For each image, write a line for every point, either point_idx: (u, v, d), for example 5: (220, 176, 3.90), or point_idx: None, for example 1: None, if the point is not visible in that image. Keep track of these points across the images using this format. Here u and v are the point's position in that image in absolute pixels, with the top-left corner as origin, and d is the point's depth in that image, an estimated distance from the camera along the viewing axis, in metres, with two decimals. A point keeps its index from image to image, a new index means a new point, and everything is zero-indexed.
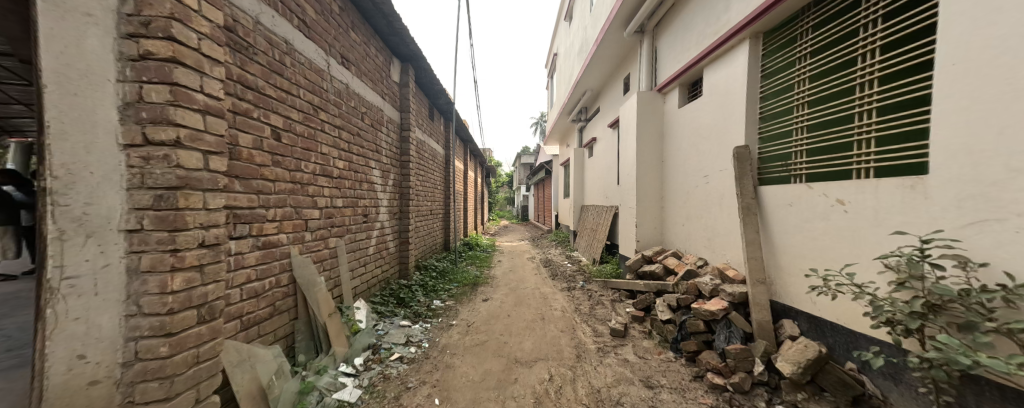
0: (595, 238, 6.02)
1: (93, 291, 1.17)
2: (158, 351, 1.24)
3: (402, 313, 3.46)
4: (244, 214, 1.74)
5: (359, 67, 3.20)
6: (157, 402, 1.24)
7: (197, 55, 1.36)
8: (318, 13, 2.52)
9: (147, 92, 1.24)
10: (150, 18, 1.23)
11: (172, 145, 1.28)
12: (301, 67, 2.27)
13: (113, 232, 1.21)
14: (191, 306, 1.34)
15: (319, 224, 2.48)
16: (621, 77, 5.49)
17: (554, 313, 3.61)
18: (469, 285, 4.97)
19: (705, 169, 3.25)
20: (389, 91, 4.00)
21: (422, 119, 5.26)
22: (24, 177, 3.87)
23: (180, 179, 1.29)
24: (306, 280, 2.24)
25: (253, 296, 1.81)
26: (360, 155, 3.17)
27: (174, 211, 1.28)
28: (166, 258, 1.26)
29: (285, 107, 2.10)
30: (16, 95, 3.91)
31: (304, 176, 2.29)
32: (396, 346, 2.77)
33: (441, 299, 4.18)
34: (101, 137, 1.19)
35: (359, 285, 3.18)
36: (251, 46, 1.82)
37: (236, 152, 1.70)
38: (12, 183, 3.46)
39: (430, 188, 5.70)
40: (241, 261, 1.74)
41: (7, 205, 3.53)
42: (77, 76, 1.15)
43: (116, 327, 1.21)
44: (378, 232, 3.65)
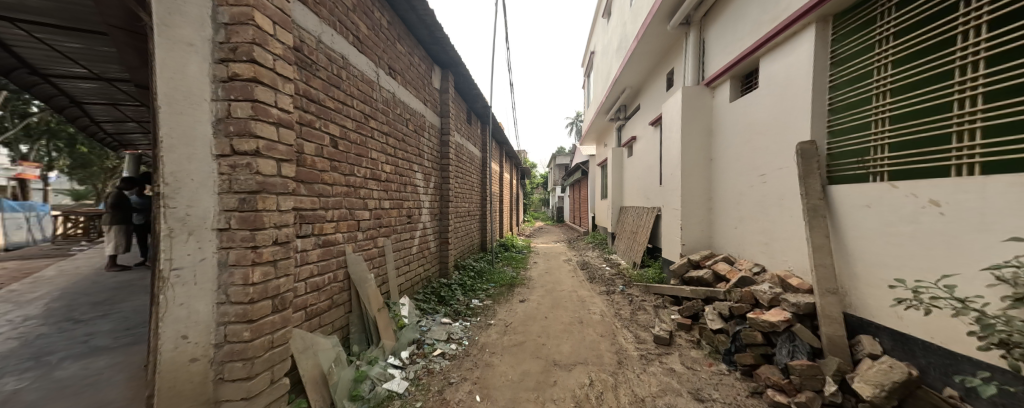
0: (636, 241, 5.79)
1: (192, 281, 1.36)
2: (242, 335, 1.41)
3: (442, 311, 3.60)
4: (308, 215, 1.92)
5: (404, 77, 3.39)
6: (241, 380, 1.41)
7: (272, 74, 1.53)
8: (370, 28, 2.72)
9: (234, 109, 1.42)
10: (236, 44, 1.42)
11: (253, 154, 1.45)
12: (355, 79, 2.46)
13: (208, 231, 1.40)
14: (267, 296, 1.50)
15: (369, 225, 2.67)
16: (664, 72, 5.25)
17: (592, 317, 3.54)
18: (505, 286, 5.04)
19: (761, 168, 3.00)
20: (430, 98, 4.18)
21: (460, 123, 5.43)
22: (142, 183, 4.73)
23: (259, 184, 1.47)
24: (360, 276, 2.42)
25: (315, 289, 1.99)
26: (404, 159, 3.36)
27: (254, 213, 1.45)
28: (248, 253, 1.43)
29: (341, 117, 2.29)
30: (131, 114, 4.69)
31: (357, 180, 2.48)
32: (438, 342, 2.89)
33: (479, 299, 4.28)
34: (199, 149, 1.39)
35: (404, 282, 3.36)
36: (314, 63, 2.01)
37: (302, 159, 1.88)
38: (121, 185, 4.33)
39: (468, 190, 5.85)
40: (306, 257, 1.92)
41: (121, 204, 4.38)
42: (182, 96, 1.35)
43: (210, 312, 1.40)
44: (421, 232, 3.83)
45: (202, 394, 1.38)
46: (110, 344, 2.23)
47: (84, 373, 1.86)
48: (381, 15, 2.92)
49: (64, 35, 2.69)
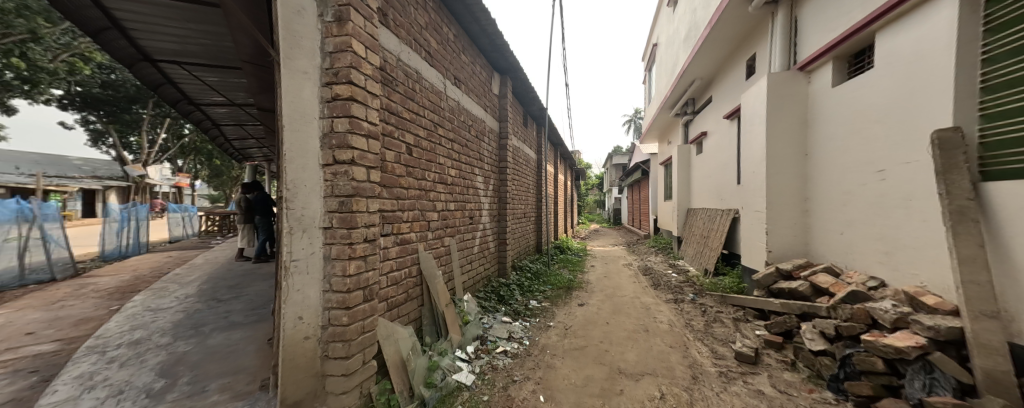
0: (708, 246, 5.27)
1: (306, 271, 1.61)
2: (341, 319, 1.63)
3: (503, 310, 3.70)
4: (390, 216, 2.13)
5: (467, 85, 3.57)
6: (341, 359, 1.63)
7: (364, 92, 1.75)
8: (439, 43, 2.93)
9: (336, 124, 1.65)
10: (338, 69, 1.66)
11: (350, 162, 1.67)
12: (426, 91, 2.67)
13: (316, 229, 1.65)
14: (360, 287, 1.71)
15: (437, 225, 2.87)
16: (743, 59, 4.71)
17: (659, 326, 3.31)
18: (563, 289, 4.98)
19: (879, 162, 2.52)
20: (490, 103, 4.34)
21: (517, 126, 5.53)
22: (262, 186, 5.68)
23: (354, 189, 1.68)
24: (430, 273, 2.60)
25: (395, 283, 2.20)
26: (467, 163, 3.53)
27: (350, 213, 1.66)
28: (346, 249, 1.65)
29: (415, 127, 2.51)
30: (252, 132, 5.72)
31: (427, 184, 2.68)
32: (500, 339, 2.99)
33: (536, 300, 4.32)
34: (311, 159, 1.64)
35: (467, 280, 3.53)
36: (394, 79, 2.23)
37: (386, 166, 2.10)
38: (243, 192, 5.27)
39: (524, 192, 5.93)
40: (388, 254, 2.13)
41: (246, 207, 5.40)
42: (300, 117, 1.61)
43: (319, 298, 1.65)
44: (481, 233, 3.98)
45: (313, 367, 1.62)
46: (242, 320, 2.75)
47: (227, 343, 2.32)
48: (448, 29, 3.12)
49: (211, 71, 3.39)
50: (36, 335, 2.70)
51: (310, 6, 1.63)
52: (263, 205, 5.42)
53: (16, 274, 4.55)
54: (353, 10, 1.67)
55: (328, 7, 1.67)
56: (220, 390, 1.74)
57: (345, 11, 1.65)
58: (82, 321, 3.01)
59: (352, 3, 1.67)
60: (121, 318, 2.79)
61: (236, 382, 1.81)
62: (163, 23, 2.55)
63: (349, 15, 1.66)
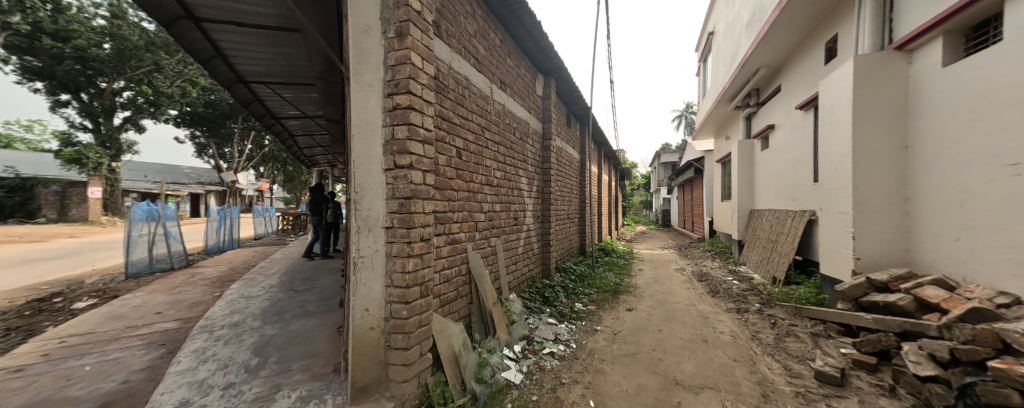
0: (777, 252, 4.74)
1: (372, 266, 1.76)
2: (401, 312, 1.74)
3: (548, 311, 3.69)
4: (442, 217, 2.24)
5: (512, 88, 3.63)
6: (401, 349, 1.74)
7: (421, 101, 1.86)
8: (486, 49, 3.02)
9: (397, 132, 1.78)
10: (398, 81, 1.79)
11: (408, 167, 1.79)
12: (474, 96, 2.76)
13: (380, 228, 1.79)
14: (417, 283, 1.82)
15: (484, 226, 2.94)
16: (821, 42, 4.17)
17: (720, 337, 3.06)
18: (610, 292, 4.82)
19: (1012, 153, 2.08)
20: (534, 105, 4.36)
21: (560, 127, 5.49)
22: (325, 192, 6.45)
23: (412, 191, 1.79)
24: (479, 273, 2.68)
25: (447, 281, 2.30)
26: (512, 165, 3.59)
27: (409, 214, 1.78)
28: (404, 247, 1.76)
29: (464, 131, 2.60)
30: (320, 141, 6.39)
31: (475, 186, 2.77)
32: (547, 341, 2.99)
33: (582, 303, 4.24)
34: (375, 164, 1.79)
35: (512, 280, 3.57)
36: (446, 86, 2.33)
37: (438, 169, 2.21)
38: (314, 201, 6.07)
39: (567, 193, 5.84)
40: (440, 252, 2.24)
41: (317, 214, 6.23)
42: (367, 127, 1.77)
43: (382, 292, 1.78)
44: (526, 234, 4.02)
45: (377, 355, 1.76)
46: (315, 310, 3.07)
47: (305, 329, 2.61)
48: (495, 35, 3.20)
49: (290, 88, 3.87)
50: (163, 314, 3.29)
51: (375, 25, 1.79)
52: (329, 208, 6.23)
53: (147, 263, 5.60)
54: (412, 25, 1.80)
55: (390, 24, 1.81)
56: (301, 370, 1.97)
57: (405, 26, 1.78)
58: (195, 305, 3.60)
59: (411, 18, 1.79)
60: (223, 303, 3.29)
61: (314, 365, 2.04)
62: (253, 50, 2.97)
63: (409, 30, 1.78)
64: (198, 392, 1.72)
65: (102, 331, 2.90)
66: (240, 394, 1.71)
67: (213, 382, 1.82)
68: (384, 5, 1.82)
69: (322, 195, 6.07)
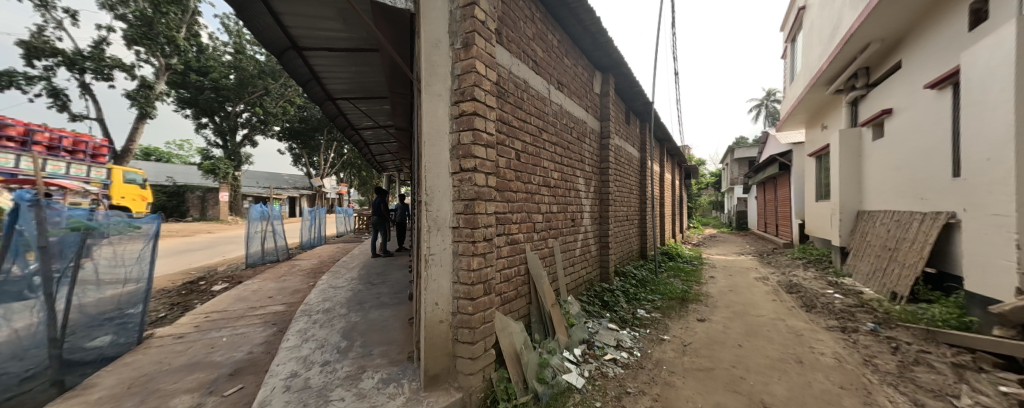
0: (898, 262, 3.91)
1: (440, 263, 1.89)
2: (467, 308, 1.84)
3: (608, 316, 3.55)
4: (503, 217, 2.29)
5: (569, 88, 3.59)
6: (468, 343, 1.83)
7: (484, 106, 1.94)
8: (544, 51, 3.03)
9: (463, 137, 1.88)
10: (463, 88, 1.90)
11: (473, 170, 1.88)
12: (533, 98, 2.79)
13: (447, 228, 1.91)
14: (481, 281, 1.90)
15: (542, 227, 2.94)
16: (963, 2, 3.35)
17: (820, 359, 2.63)
18: (677, 300, 4.48)
19: None
20: (592, 103, 4.24)
21: (619, 124, 5.26)
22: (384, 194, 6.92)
23: (476, 193, 1.87)
24: (537, 273, 2.68)
25: (508, 280, 2.34)
26: (569, 166, 3.54)
27: (473, 214, 1.87)
28: (469, 245, 1.85)
29: (523, 134, 2.63)
30: (390, 147, 7.03)
31: (533, 187, 2.79)
32: (608, 346, 2.87)
33: (645, 310, 4.01)
34: (443, 168, 1.92)
35: (570, 282, 3.51)
36: (506, 90, 2.39)
37: (499, 172, 2.26)
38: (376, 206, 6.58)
39: (626, 193, 5.56)
40: (501, 252, 2.28)
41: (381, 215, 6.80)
42: (436, 133, 1.90)
43: (450, 288, 1.90)
44: (583, 235, 3.93)
45: (446, 346, 1.88)
46: (390, 301, 3.39)
47: (383, 318, 2.90)
48: (553, 35, 3.20)
49: (367, 102, 4.34)
50: (274, 299, 3.94)
51: (444, 38, 1.92)
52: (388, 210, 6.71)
53: (260, 254, 6.76)
54: (477, 35, 1.89)
55: (457, 36, 1.93)
56: (381, 355, 2.20)
57: (471, 37, 1.88)
58: (296, 292, 4.24)
59: (476, 28, 1.88)
60: (317, 292, 3.82)
61: (392, 351, 2.25)
62: (338, 71, 3.41)
63: (474, 40, 1.87)
64: (303, 367, 2.02)
65: (232, 309, 3.57)
66: (335, 371, 1.97)
67: (315, 359, 2.13)
68: (451, 18, 1.94)
69: (383, 198, 6.67)
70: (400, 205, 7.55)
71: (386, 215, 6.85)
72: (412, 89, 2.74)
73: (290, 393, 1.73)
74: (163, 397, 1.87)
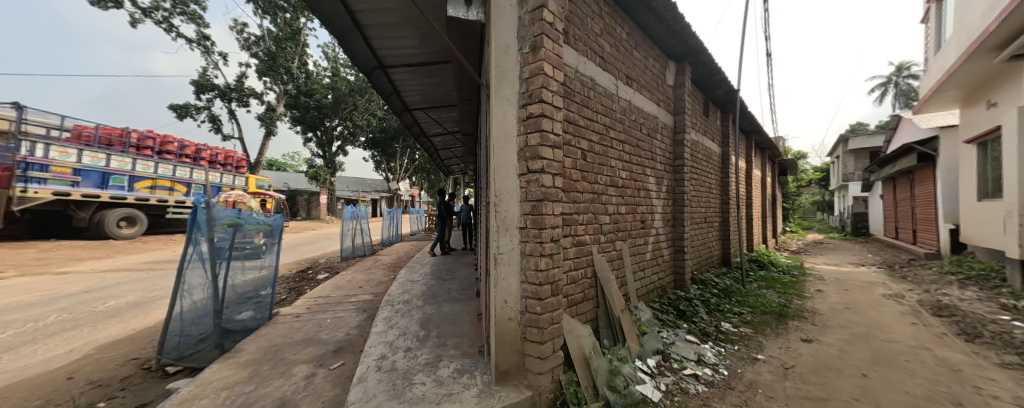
0: None
1: (509, 262, 1.94)
2: (535, 308, 1.85)
3: (685, 327, 3.24)
4: (569, 219, 2.25)
5: (639, 82, 3.38)
6: (536, 343, 1.84)
7: (551, 107, 1.94)
8: (612, 45, 2.91)
9: (531, 139, 1.90)
10: (530, 91, 1.93)
11: (540, 171, 1.88)
12: (600, 96, 2.70)
13: (514, 228, 1.96)
14: (549, 282, 1.90)
15: (609, 228, 2.82)
16: None
17: (990, 403, 2.03)
18: (771, 315, 3.88)
19: None
20: (664, 96, 3.94)
21: (697, 117, 4.78)
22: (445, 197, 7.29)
23: (542, 194, 1.88)
24: (605, 277, 2.57)
25: (574, 282, 2.29)
26: (638, 165, 3.33)
27: (540, 215, 1.87)
28: (536, 245, 1.86)
29: (590, 133, 2.55)
30: (456, 152, 7.47)
31: (600, 188, 2.69)
32: (687, 361, 2.62)
33: (731, 324, 3.57)
34: (511, 170, 1.97)
35: (640, 288, 3.30)
36: (573, 90, 2.35)
37: (566, 173, 2.23)
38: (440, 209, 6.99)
39: (705, 192, 5.04)
40: (567, 254, 2.24)
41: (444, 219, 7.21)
42: (504, 137, 1.97)
43: (518, 287, 1.94)
44: (654, 238, 3.65)
45: (514, 343, 1.93)
46: (460, 296, 3.62)
47: (454, 312, 3.10)
48: (621, 28, 3.06)
49: (439, 110, 4.68)
50: (363, 289, 4.51)
51: (513, 44, 1.98)
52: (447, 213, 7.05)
53: (351, 249, 7.79)
54: (545, 37, 1.90)
55: (526, 40, 1.97)
56: (454, 346, 2.35)
57: (539, 40, 1.90)
58: (380, 284, 4.78)
59: (544, 31, 1.90)
60: (397, 284, 4.25)
61: (463, 344, 2.39)
62: (413, 84, 3.75)
63: (542, 42, 1.89)
64: (390, 350, 2.28)
65: (333, 296, 4.19)
66: (416, 357, 2.17)
67: (399, 344, 2.37)
68: (520, 24, 1.99)
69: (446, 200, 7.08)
70: (465, 207, 7.96)
71: (449, 218, 7.27)
72: (479, 95, 2.88)
73: (381, 372, 1.97)
74: (288, 365, 2.28)
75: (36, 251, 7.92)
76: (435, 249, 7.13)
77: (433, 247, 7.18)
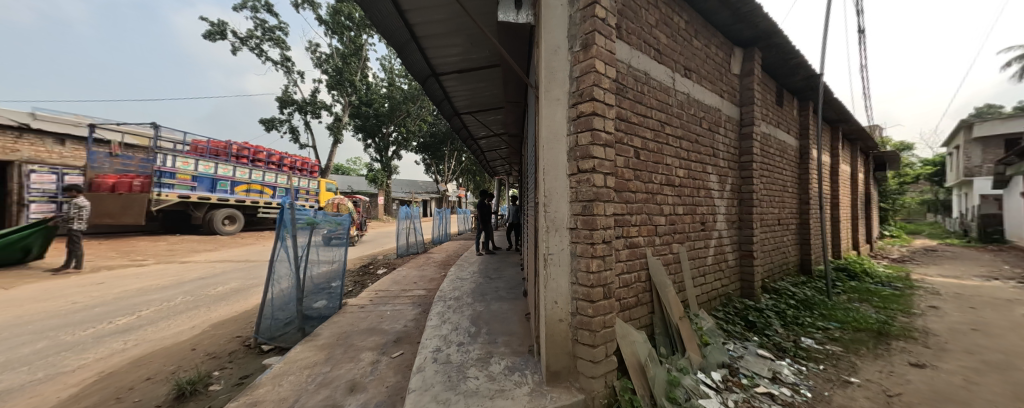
0: None
1: (559, 263, 1.93)
2: (587, 310, 1.81)
3: (755, 340, 2.93)
4: (621, 219, 2.16)
5: (700, 74, 3.14)
6: (588, 346, 1.81)
7: (602, 105, 1.88)
8: (669, 35, 2.74)
9: (581, 138, 1.86)
10: (581, 89, 1.89)
11: (590, 171, 1.84)
12: (655, 90, 2.55)
13: (564, 229, 1.94)
14: (600, 284, 1.84)
15: (665, 230, 2.66)
16: None
17: None
18: (867, 333, 3.34)
19: None
20: (729, 86, 3.60)
21: (768, 107, 4.29)
22: (484, 197, 7.41)
23: (594, 194, 1.83)
24: (661, 281, 2.43)
25: (627, 285, 2.20)
26: (698, 162, 3.09)
27: (591, 216, 1.82)
28: (588, 247, 1.82)
29: (643, 129, 2.43)
30: (502, 153, 7.62)
31: (655, 187, 2.54)
32: (760, 378, 2.36)
33: (814, 340, 3.14)
34: (560, 171, 1.96)
35: (701, 295, 3.06)
36: (625, 86, 2.26)
37: (617, 173, 2.15)
38: (478, 209, 7.15)
39: (778, 190, 4.50)
40: (619, 256, 2.16)
41: (484, 220, 7.37)
42: (553, 138, 1.97)
43: (568, 288, 1.92)
44: (717, 241, 3.35)
45: (565, 345, 1.91)
46: (507, 295, 3.69)
47: (503, 310, 3.17)
48: (679, 17, 2.86)
49: (487, 113, 4.82)
50: (417, 284, 4.80)
51: (564, 43, 1.97)
52: (484, 213, 7.18)
53: (406, 246, 8.33)
54: (597, 34, 1.86)
55: (576, 38, 1.94)
56: (504, 344, 2.40)
57: (591, 37, 1.86)
58: (432, 280, 5.05)
59: (596, 28, 1.85)
60: (448, 281, 4.46)
61: (513, 343, 2.42)
62: (463, 89, 3.92)
63: (593, 40, 1.85)
64: (445, 344, 2.40)
65: (391, 290, 4.53)
66: (468, 352, 2.26)
67: (452, 338, 2.49)
68: (571, 22, 1.97)
69: (486, 201, 7.22)
70: (511, 207, 8.05)
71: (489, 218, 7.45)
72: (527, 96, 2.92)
73: (437, 364, 2.08)
74: (356, 350, 2.52)
75: (166, 244, 9.72)
76: (478, 249, 7.36)
77: (476, 247, 7.42)
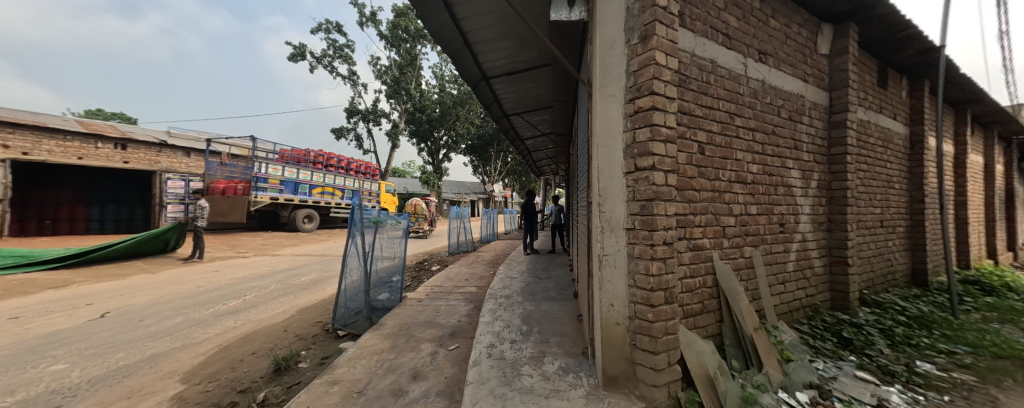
0: None
1: (615, 264, 1.88)
2: (647, 314, 1.72)
3: (852, 360, 2.53)
4: (683, 220, 2.02)
5: (777, 57, 2.80)
6: (648, 352, 1.71)
7: (663, 99, 1.77)
8: (740, 17, 2.48)
9: (638, 135, 1.78)
10: (640, 83, 1.80)
11: (650, 168, 1.74)
12: (723, 79, 2.34)
13: (621, 230, 1.87)
14: (661, 287, 1.73)
15: (736, 232, 2.42)
16: None
17: None
18: (1012, 361, 2.69)
19: None
20: (815, 68, 3.16)
21: (867, 88, 3.67)
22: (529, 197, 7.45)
23: (654, 193, 1.72)
24: (730, 287, 2.22)
25: (690, 290, 2.04)
26: (776, 155, 2.76)
27: (650, 216, 1.72)
28: (647, 248, 1.73)
29: (709, 122, 2.24)
30: (548, 152, 7.57)
31: (722, 185, 2.32)
32: (861, 404, 2.02)
33: (934, 365, 2.61)
34: (616, 169, 1.90)
35: (780, 305, 2.72)
36: (688, 77, 2.10)
37: (679, 169, 2.01)
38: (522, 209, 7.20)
39: (880, 184, 3.82)
40: (681, 259, 2.01)
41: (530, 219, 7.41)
42: (609, 136, 1.93)
43: (625, 291, 1.85)
44: (799, 244, 2.96)
45: (623, 349, 1.85)
46: (557, 296, 3.66)
47: (553, 311, 3.15)
48: None
49: (537, 113, 4.83)
50: (468, 281, 4.98)
51: (620, 37, 1.91)
52: (529, 212, 7.22)
53: (456, 245, 8.67)
54: (658, 24, 1.75)
55: (634, 30, 1.86)
56: (557, 344, 2.39)
57: (651, 28, 1.76)
58: (483, 278, 5.21)
59: (657, 17, 1.75)
60: (498, 279, 4.56)
61: (566, 343, 2.40)
62: (512, 91, 3.99)
63: (654, 30, 1.75)
64: (498, 340, 2.46)
65: (445, 286, 4.77)
66: (521, 349, 2.30)
67: (505, 335, 2.55)
68: (629, 14, 1.89)
69: (531, 201, 7.27)
70: (556, 208, 7.93)
71: (533, 218, 7.46)
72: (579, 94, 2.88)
73: (492, 359, 2.14)
74: (416, 341, 2.70)
75: (260, 239, 11.35)
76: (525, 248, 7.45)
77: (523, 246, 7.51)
